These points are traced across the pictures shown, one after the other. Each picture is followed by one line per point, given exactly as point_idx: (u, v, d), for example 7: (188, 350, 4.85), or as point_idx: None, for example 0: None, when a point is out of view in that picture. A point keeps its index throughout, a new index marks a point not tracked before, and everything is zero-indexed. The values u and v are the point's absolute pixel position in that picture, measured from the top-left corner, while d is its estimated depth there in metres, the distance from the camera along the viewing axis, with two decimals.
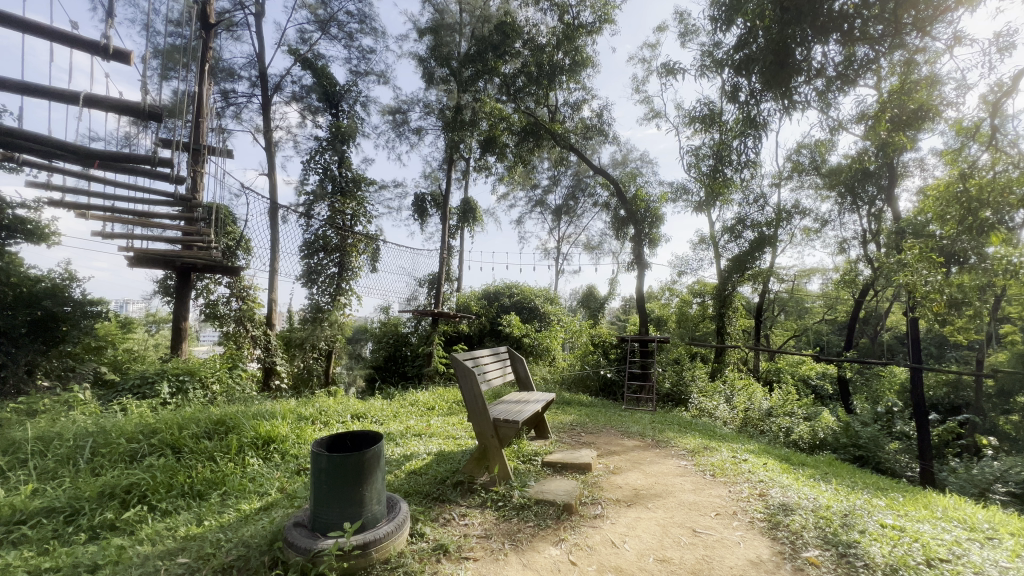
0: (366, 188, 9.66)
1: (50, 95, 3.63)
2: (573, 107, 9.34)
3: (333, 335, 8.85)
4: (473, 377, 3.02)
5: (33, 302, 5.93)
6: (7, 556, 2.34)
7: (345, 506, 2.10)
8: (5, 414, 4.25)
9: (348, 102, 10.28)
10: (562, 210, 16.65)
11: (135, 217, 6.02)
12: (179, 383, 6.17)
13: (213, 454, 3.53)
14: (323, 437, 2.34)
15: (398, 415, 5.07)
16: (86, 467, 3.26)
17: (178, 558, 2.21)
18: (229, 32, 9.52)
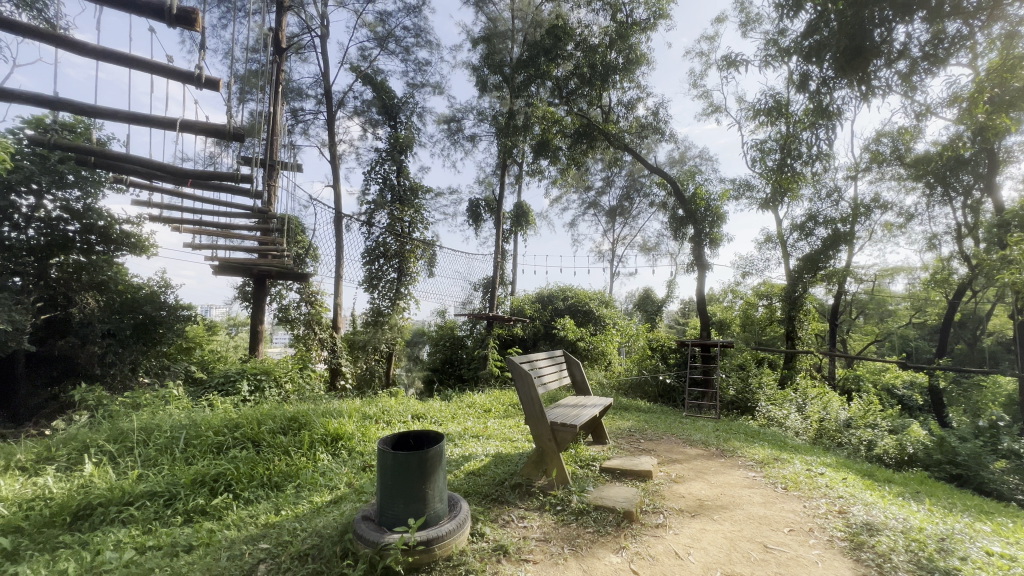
0: (423, 196, 10.00)
1: (154, 123, 4.10)
2: (627, 106, 9.15)
3: (393, 338, 9.22)
4: (529, 380, 3.04)
5: (134, 306, 6.63)
6: (118, 533, 2.66)
7: (409, 502, 2.17)
8: (114, 407, 4.79)
9: (406, 113, 10.71)
10: (617, 211, 16.32)
11: (219, 229, 6.59)
12: (257, 382, 6.68)
13: (288, 449, 3.80)
14: (389, 436, 2.44)
15: (456, 417, 5.19)
16: (181, 456, 3.60)
17: (260, 544, 2.39)
18: (299, 54, 10.22)
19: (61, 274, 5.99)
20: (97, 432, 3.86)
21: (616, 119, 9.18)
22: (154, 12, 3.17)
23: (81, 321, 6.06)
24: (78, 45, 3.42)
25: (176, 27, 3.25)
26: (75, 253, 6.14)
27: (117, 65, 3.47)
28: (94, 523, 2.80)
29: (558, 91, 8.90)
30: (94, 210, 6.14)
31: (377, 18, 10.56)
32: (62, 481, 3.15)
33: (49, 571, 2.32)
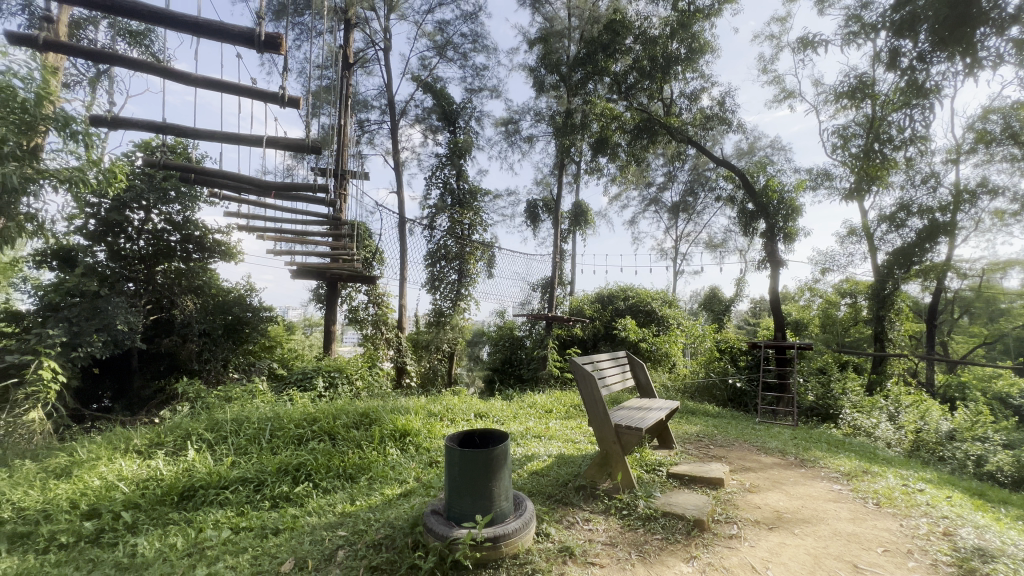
0: (482, 198, 10.17)
1: (243, 141, 4.50)
2: (690, 97, 8.77)
3: (454, 338, 9.48)
4: (592, 381, 3.00)
5: (224, 308, 7.29)
6: (216, 514, 2.94)
7: (477, 499, 2.22)
8: (210, 400, 5.30)
9: (464, 118, 10.97)
10: (680, 207, 15.70)
11: (296, 236, 7.08)
12: (331, 378, 7.12)
13: (361, 442, 4.00)
14: (455, 433, 2.51)
15: (518, 416, 5.23)
16: (268, 446, 3.91)
17: (339, 531, 2.54)
18: (364, 68, 10.78)
19: (166, 279, 6.68)
20: (196, 422, 4.29)
21: (678, 111, 8.85)
22: (244, 39, 3.50)
23: (182, 321, 6.76)
24: (180, 74, 3.83)
25: (264, 53, 3.57)
26: (177, 261, 6.83)
27: (214, 90, 3.86)
28: (196, 503, 3.11)
29: (616, 86, 8.72)
30: (192, 221, 6.79)
31: (436, 27, 10.89)
32: (171, 464, 3.54)
33: (162, 544, 2.63)
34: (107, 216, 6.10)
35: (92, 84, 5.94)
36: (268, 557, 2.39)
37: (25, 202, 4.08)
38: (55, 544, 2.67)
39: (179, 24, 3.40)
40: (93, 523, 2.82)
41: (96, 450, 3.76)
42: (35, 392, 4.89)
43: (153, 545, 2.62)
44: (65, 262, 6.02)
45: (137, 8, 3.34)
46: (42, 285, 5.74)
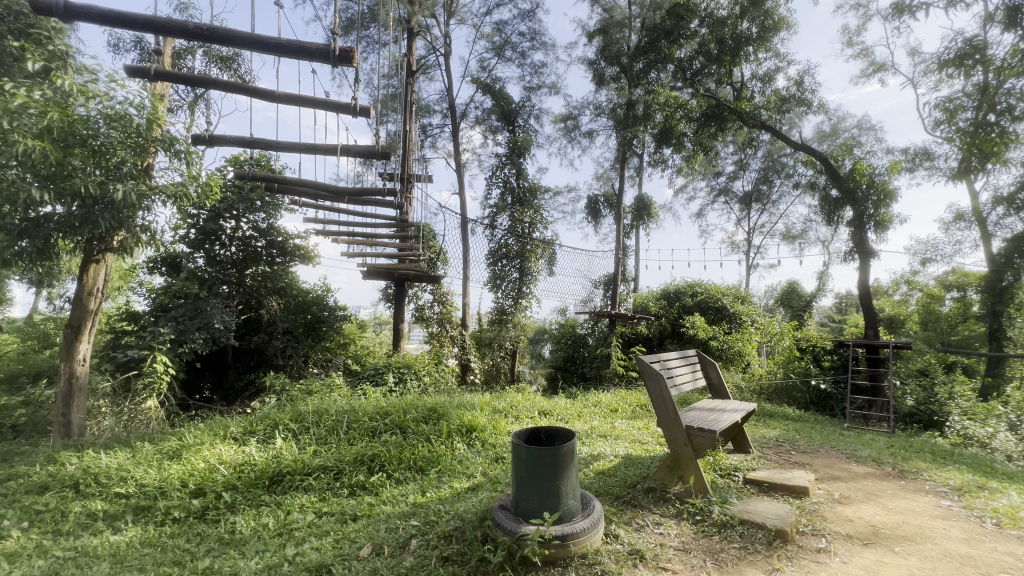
0: (542, 196, 10.17)
1: (319, 151, 4.81)
2: (763, 79, 8.21)
3: (517, 336, 9.56)
4: (662, 380, 2.90)
5: (304, 307, 7.85)
6: (302, 498, 3.17)
7: (544, 496, 2.22)
8: (294, 393, 5.73)
9: (523, 117, 11.03)
10: (752, 197, 14.74)
11: (366, 239, 7.47)
12: (401, 374, 7.45)
13: (430, 436, 4.15)
14: (522, 431, 2.52)
15: (582, 415, 5.17)
16: (345, 436, 4.16)
17: (411, 521, 2.65)
18: (427, 75, 11.14)
19: (254, 281, 7.30)
20: (282, 412, 4.65)
21: (750, 95, 8.30)
22: (321, 55, 3.73)
23: (268, 320, 7.38)
24: (264, 92, 4.16)
25: (338, 66, 3.79)
26: (263, 264, 7.38)
27: (294, 105, 4.15)
28: (285, 488, 3.37)
29: (680, 73, 8.35)
30: (275, 228, 7.35)
31: (494, 29, 11.02)
32: (262, 450, 3.87)
33: (257, 523, 2.88)
34: (205, 225, 6.78)
35: (192, 107, 6.62)
36: (348, 541, 2.54)
37: (141, 215, 4.62)
38: (171, 518, 3.02)
39: (265, 46, 3.69)
40: (199, 501, 3.15)
41: (200, 435, 4.19)
42: (150, 383, 5.55)
43: (249, 524, 2.88)
44: (172, 267, 6.76)
45: (230, 34, 3.66)
46: (155, 289, 6.51)
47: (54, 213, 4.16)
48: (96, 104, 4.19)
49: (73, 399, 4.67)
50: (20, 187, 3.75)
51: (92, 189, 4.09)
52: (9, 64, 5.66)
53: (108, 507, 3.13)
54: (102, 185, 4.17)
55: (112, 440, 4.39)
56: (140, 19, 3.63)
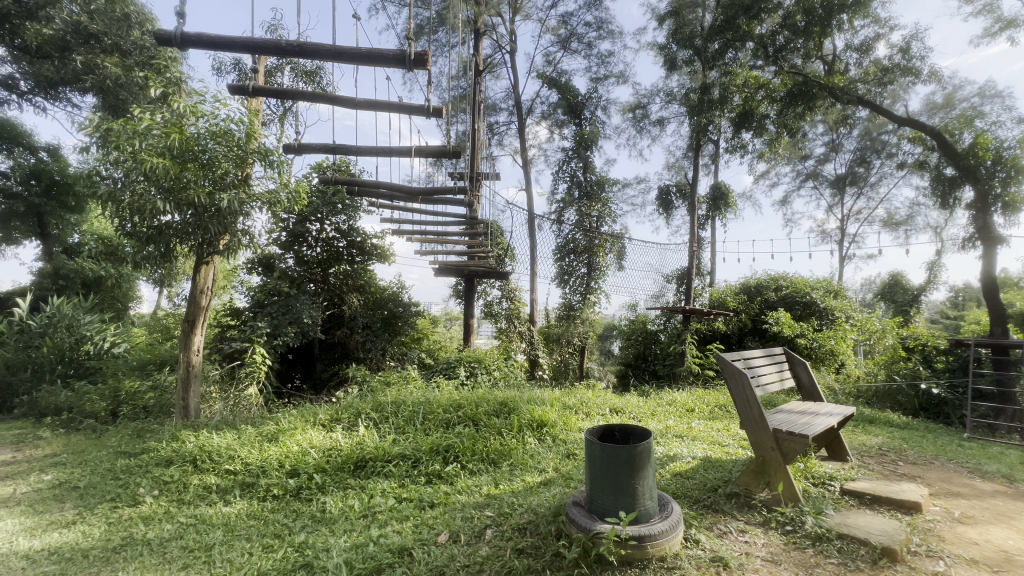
0: (610, 188, 9.95)
1: (395, 153, 5.04)
2: (860, 50, 7.40)
3: (585, 332, 9.45)
4: (745, 379, 2.73)
5: (382, 304, 8.25)
6: (383, 483, 3.37)
7: (620, 495, 2.17)
8: (373, 384, 6.10)
9: (589, 109, 10.85)
10: (847, 180, 13.38)
11: (437, 237, 7.73)
12: (472, 368, 7.66)
13: (501, 429, 4.22)
14: (596, 428, 2.49)
15: (656, 414, 4.99)
16: (422, 427, 4.34)
17: (486, 511, 2.71)
18: (493, 73, 11.29)
19: (337, 280, 7.83)
20: (364, 402, 4.94)
21: (844, 68, 7.52)
22: (397, 61, 3.90)
23: (349, 316, 7.87)
24: (345, 100, 4.42)
25: (412, 69, 3.94)
26: (344, 263, 7.89)
27: (371, 110, 4.38)
28: (368, 472, 3.59)
29: (761, 50, 7.75)
30: (355, 229, 7.82)
31: (559, 21, 10.91)
32: (347, 437, 4.15)
33: (344, 504, 3.10)
34: (294, 228, 7.38)
35: (282, 120, 7.22)
36: (427, 527, 2.65)
37: (242, 221, 5.10)
38: (271, 495, 3.33)
39: (345, 56, 3.92)
40: (294, 481, 3.44)
41: (294, 421, 4.57)
42: (252, 371, 6.17)
43: (337, 504, 3.10)
44: (267, 268, 7.41)
45: (314, 48, 3.93)
46: (253, 288, 7.19)
47: (171, 221, 4.73)
48: (204, 123, 4.69)
49: (190, 385, 5.29)
50: (146, 198, 4.46)
51: (203, 199, 4.59)
52: (136, 92, 6.51)
53: (219, 481, 3.51)
54: (210, 194, 4.67)
55: (222, 422, 4.93)
56: (239, 41, 3.99)
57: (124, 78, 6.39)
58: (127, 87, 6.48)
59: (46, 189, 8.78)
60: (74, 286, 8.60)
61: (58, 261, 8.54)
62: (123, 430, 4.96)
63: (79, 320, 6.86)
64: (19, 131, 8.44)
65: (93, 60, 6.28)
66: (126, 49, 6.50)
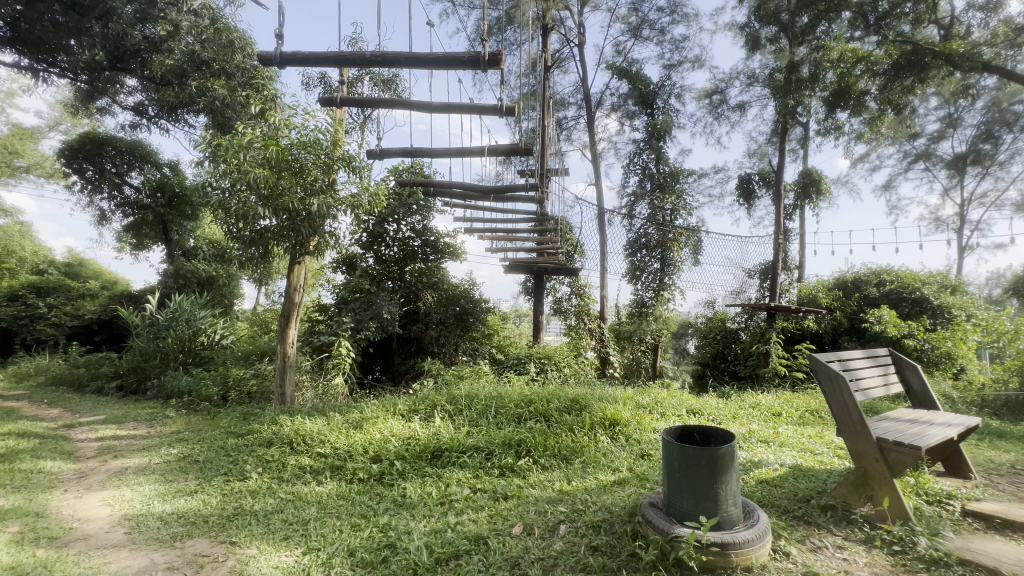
0: (684, 180, 9.52)
1: (468, 153, 5.18)
2: (985, 9, 6.45)
3: (659, 330, 9.15)
4: (843, 383, 2.51)
5: (454, 300, 8.48)
6: (458, 473, 3.49)
7: (700, 499, 2.09)
8: (448, 377, 6.33)
9: (662, 98, 10.45)
10: (968, 159, 11.73)
11: (507, 234, 7.83)
12: (542, 364, 7.72)
13: (573, 426, 4.20)
14: (674, 428, 2.41)
15: (738, 417, 4.69)
16: (494, 420, 4.44)
17: (559, 507, 2.72)
18: (561, 68, 11.21)
19: (412, 277, 8.19)
20: (439, 395, 5.14)
21: (965, 31, 6.58)
22: (473, 62, 3.99)
23: (424, 312, 8.21)
24: (421, 105, 4.60)
25: (487, 70, 3.99)
26: (419, 261, 8.23)
27: (447, 113, 4.52)
28: (444, 462, 3.73)
29: (860, 20, 6.98)
30: (428, 228, 8.15)
31: (630, 9, 10.58)
32: (424, 427, 4.34)
33: (423, 491, 3.26)
34: (374, 229, 7.83)
35: (363, 127, 7.67)
36: (501, 517, 2.71)
37: (329, 223, 5.50)
38: (357, 477, 3.58)
39: (422, 63, 4.07)
40: (377, 466, 3.67)
41: (376, 410, 4.86)
42: (338, 363, 6.67)
43: (416, 490, 3.26)
44: (349, 267, 7.93)
45: (393, 56, 4.13)
46: (337, 285, 7.75)
47: (268, 226, 5.22)
48: (296, 134, 5.11)
49: (286, 374, 5.81)
50: (249, 205, 4.95)
51: (296, 204, 5.03)
52: (239, 110, 7.30)
53: (312, 462, 3.83)
54: (302, 200, 5.09)
55: (313, 409, 5.37)
56: (326, 56, 4.30)
57: (229, 98, 7.20)
58: (231, 106, 7.27)
59: (169, 200, 10.00)
60: (191, 285, 9.76)
61: (179, 263, 9.77)
62: (232, 412, 5.58)
63: (195, 314, 7.79)
64: (148, 151, 9.74)
65: (206, 84, 7.10)
66: (231, 72, 7.32)
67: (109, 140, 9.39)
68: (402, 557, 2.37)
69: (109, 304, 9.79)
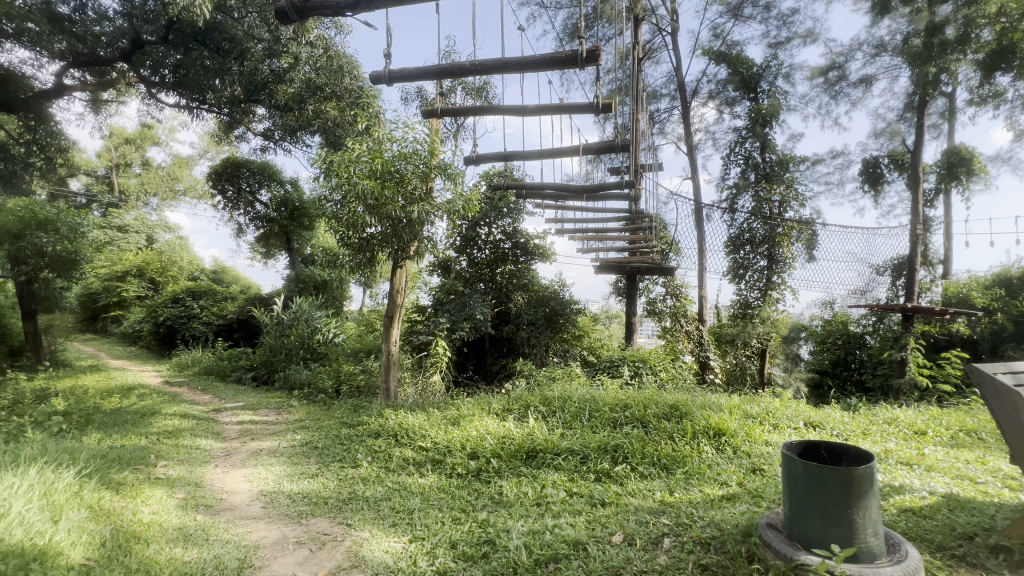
0: (795, 167, 8.63)
1: (560, 154, 5.16)
2: None
3: (767, 333, 8.35)
4: (1017, 400, 2.08)
5: (544, 301, 8.49)
6: (553, 475, 3.48)
7: (830, 523, 1.85)
8: (540, 379, 6.34)
9: (767, 80, 9.58)
10: None
11: (597, 234, 7.67)
12: (636, 368, 7.45)
13: (673, 434, 3.97)
14: (794, 442, 2.18)
15: (870, 433, 4.12)
16: (589, 424, 4.35)
17: (662, 518, 2.58)
18: (652, 59, 10.76)
19: (503, 278, 8.35)
20: (533, 395, 5.17)
21: None
22: (570, 61, 3.87)
23: (515, 313, 8.32)
24: (514, 109, 4.66)
25: (585, 67, 3.87)
26: (509, 263, 8.37)
27: (540, 114, 4.52)
28: (539, 463, 3.74)
29: None
30: (519, 230, 8.28)
31: None
32: (519, 427, 4.38)
33: (519, 490, 3.29)
34: (467, 233, 8.13)
35: (455, 135, 8.01)
36: (600, 525, 2.64)
37: (427, 229, 5.81)
38: (456, 472, 3.72)
39: (513, 66, 3.99)
40: (475, 462, 3.78)
41: (473, 407, 5.02)
42: (436, 361, 7.01)
43: (513, 490, 3.29)
44: (445, 270, 8.31)
45: (487, 63, 4.21)
46: (434, 288, 8.17)
47: (374, 233, 5.64)
48: (397, 146, 5.47)
49: (390, 371, 6.21)
50: (358, 215, 5.41)
51: (398, 212, 5.39)
52: (348, 128, 8.02)
53: (415, 455, 4.05)
54: (403, 208, 5.44)
55: (414, 404, 5.70)
56: (426, 69, 4.51)
57: (340, 118, 7.95)
58: (341, 125, 8.04)
59: (291, 214, 11.27)
60: (310, 288, 10.93)
61: (299, 269, 10.98)
62: (345, 404, 6.10)
63: (313, 315, 8.70)
64: (274, 170, 11.06)
65: (320, 108, 7.91)
66: (341, 94, 8.04)
67: (244, 162, 10.77)
68: (502, 555, 2.40)
69: (245, 306, 11.28)
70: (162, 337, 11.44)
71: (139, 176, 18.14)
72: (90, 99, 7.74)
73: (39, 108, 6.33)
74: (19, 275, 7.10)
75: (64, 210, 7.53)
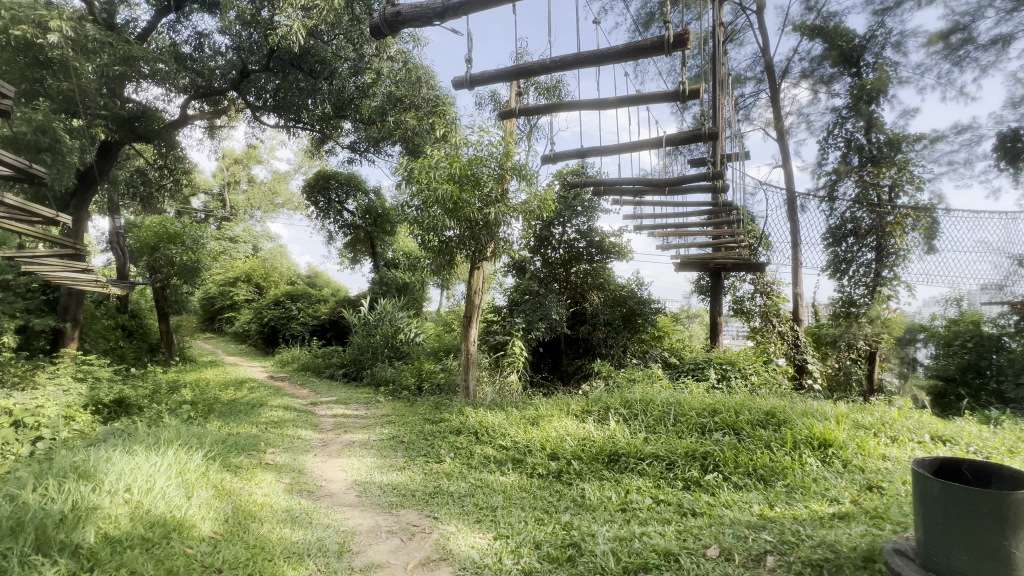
0: (909, 146, 7.63)
1: (640, 148, 4.97)
2: None
3: (876, 334, 7.46)
4: None
5: (621, 301, 8.25)
6: (638, 481, 3.35)
7: (977, 554, 1.59)
8: (619, 380, 6.16)
9: (873, 51, 8.58)
10: None
11: (677, 229, 7.32)
12: (723, 371, 6.99)
13: (770, 444, 3.66)
14: (925, 459, 1.91)
15: (1019, 453, 3.51)
16: (674, 429, 4.14)
17: (763, 534, 2.38)
18: (736, 41, 10.07)
19: (578, 278, 8.25)
20: (612, 397, 5.03)
21: None
22: (656, 47, 3.66)
23: (592, 313, 8.18)
24: (590, 103, 4.55)
25: (672, 53, 3.65)
26: (584, 262, 8.24)
27: (620, 105, 4.35)
28: (622, 467, 3.62)
29: None
30: (594, 229, 8.13)
31: None
32: (599, 429, 4.28)
33: (602, 494, 3.20)
34: (542, 233, 8.13)
35: (529, 135, 8.04)
36: (692, 536, 2.49)
37: (503, 230, 5.87)
38: (537, 472, 3.71)
39: (587, 60, 3.76)
40: (555, 463, 3.74)
41: (551, 408, 4.99)
42: (512, 361, 7.08)
43: (596, 493, 3.22)
44: (520, 271, 8.38)
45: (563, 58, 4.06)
46: (509, 288, 8.27)
47: (452, 235, 5.81)
48: (473, 150, 5.59)
49: (469, 370, 6.36)
50: (437, 218, 5.60)
51: (475, 215, 5.53)
52: (425, 136, 8.36)
53: (496, 453, 4.09)
54: (479, 211, 5.56)
55: (493, 403, 5.80)
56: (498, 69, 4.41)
57: (418, 127, 8.31)
58: (419, 133, 8.39)
59: (374, 220, 11.98)
60: (392, 290, 11.53)
61: (383, 272, 11.65)
62: (427, 401, 6.35)
63: (396, 316, 9.16)
64: (359, 180, 11.82)
65: (400, 118, 8.31)
66: (419, 104, 8.38)
67: (333, 174, 11.63)
68: (588, 560, 2.34)
69: (336, 308, 12.16)
70: (267, 336, 12.68)
71: (246, 191, 20.23)
72: (208, 126, 8.77)
73: (169, 137, 7.28)
74: (156, 281, 8.25)
75: (189, 224, 8.60)
